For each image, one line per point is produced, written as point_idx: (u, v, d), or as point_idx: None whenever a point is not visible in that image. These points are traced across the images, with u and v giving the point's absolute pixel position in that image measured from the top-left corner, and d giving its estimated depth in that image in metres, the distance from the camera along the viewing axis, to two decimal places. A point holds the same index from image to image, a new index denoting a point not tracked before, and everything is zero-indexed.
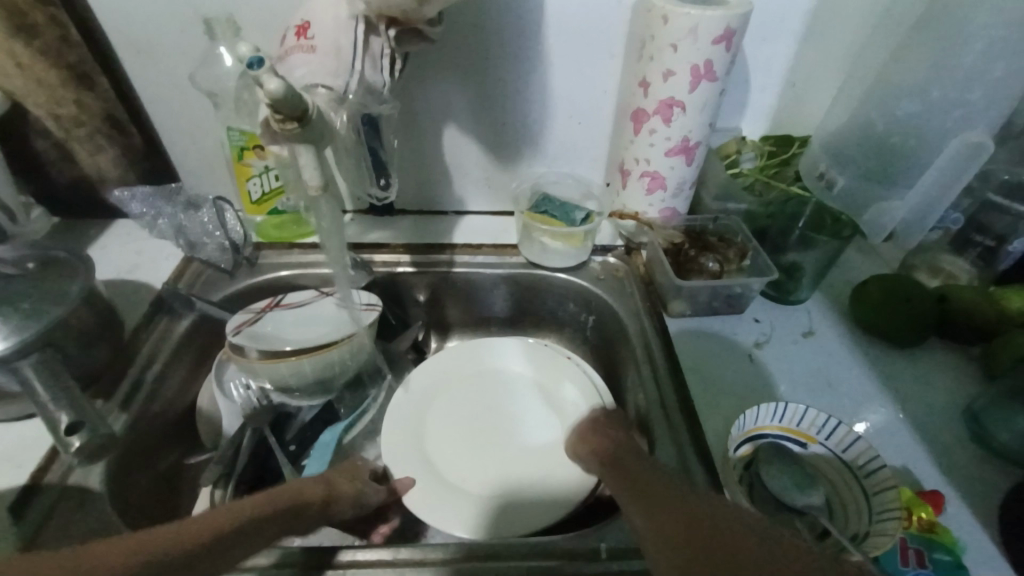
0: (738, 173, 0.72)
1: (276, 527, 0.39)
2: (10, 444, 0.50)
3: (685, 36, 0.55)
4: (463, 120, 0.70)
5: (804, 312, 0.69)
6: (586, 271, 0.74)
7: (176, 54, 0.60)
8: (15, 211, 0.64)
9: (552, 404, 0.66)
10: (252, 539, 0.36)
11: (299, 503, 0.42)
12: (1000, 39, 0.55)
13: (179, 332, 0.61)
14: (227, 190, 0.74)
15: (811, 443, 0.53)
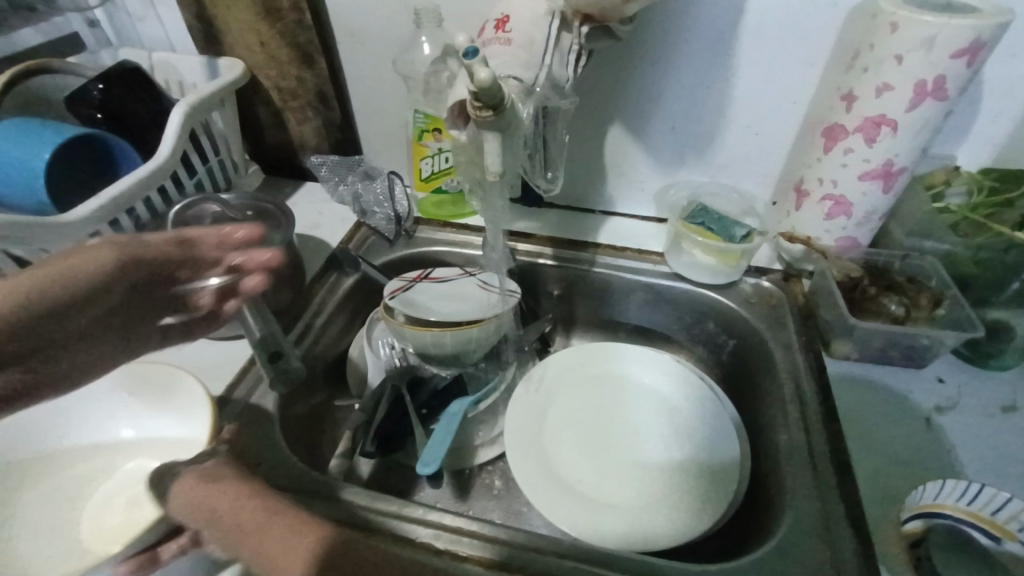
0: (942, 209, 0.61)
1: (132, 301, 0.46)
2: (216, 356, 0.60)
3: (917, 48, 0.48)
4: (630, 121, 0.69)
5: (1005, 385, 0.58)
6: (735, 292, 0.68)
7: (383, 41, 0.67)
8: (238, 164, 0.76)
9: (676, 430, 0.63)
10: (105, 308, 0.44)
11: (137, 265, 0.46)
12: None
13: (344, 288, 0.68)
14: (399, 167, 0.81)
15: (1006, 540, 0.44)
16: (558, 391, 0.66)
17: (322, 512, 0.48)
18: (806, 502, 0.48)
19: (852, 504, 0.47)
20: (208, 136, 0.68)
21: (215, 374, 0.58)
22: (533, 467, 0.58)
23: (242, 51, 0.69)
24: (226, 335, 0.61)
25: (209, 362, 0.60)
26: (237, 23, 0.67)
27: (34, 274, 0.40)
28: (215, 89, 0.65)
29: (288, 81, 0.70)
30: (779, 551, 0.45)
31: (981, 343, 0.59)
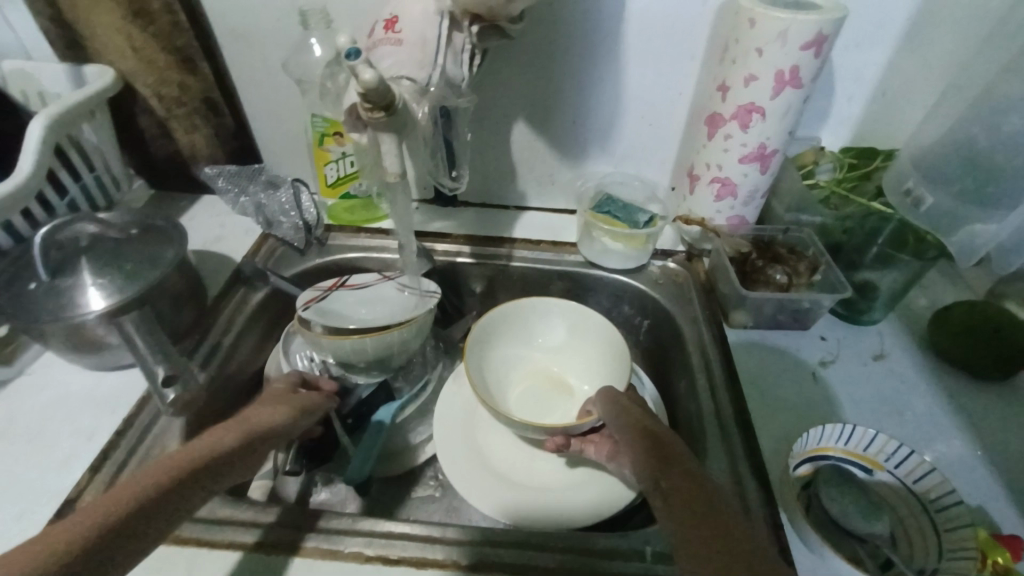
0: (813, 184, 0.69)
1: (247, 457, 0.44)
2: (110, 388, 0.55)
3: (773, 41, 0.53)
4: (532, 117, 0.71)
5: (877, 336, 0.65)
6: (645, 274, 0.72)
7: (270, 42, 0.64)
8: (120, 180, 0.70)
9: None
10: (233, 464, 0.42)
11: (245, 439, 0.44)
12: None
13: (253, 303, 0.65)
14: (305, 173, 0.78)
15: (877, 470, 0.50)
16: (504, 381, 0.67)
17: (237, 538, 0.45)
18: (716, 462, 0.52)
19: (753, 456, 0.52)
20: (80, 151, 0.62)
21: (109, 407, 0.54)
22: (468, 465, 0.59)
23: (112, 57, 0.64)
24: (118, 365, 0.56)
25: (104, 394, 0.55)
26: (103, 25, 0.61)
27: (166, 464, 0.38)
28: (82, 98, 0.59)
29: (169, 87, 0.66)
30: None
31: (854, 301, 0.66)
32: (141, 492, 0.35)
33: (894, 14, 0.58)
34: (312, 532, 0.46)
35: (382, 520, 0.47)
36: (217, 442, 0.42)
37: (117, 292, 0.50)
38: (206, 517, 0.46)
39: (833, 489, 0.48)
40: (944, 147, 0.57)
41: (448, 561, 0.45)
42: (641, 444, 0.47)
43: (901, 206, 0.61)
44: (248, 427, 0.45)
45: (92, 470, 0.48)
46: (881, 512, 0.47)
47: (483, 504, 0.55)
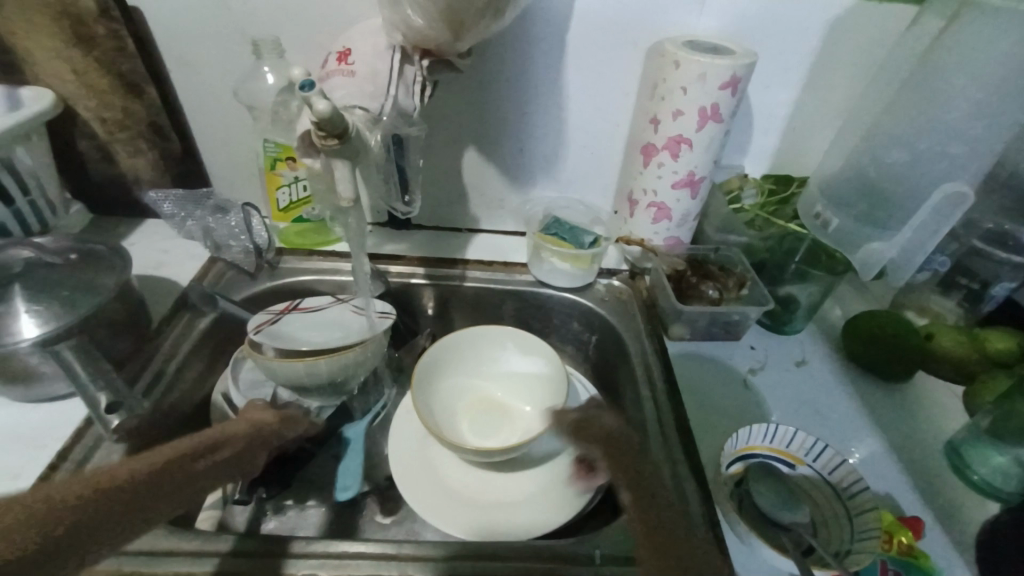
0: (739, 209, 0.75)
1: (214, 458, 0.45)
2: (41, 420, 0.53)
3: (694, 81, 0.60)
4: (482, 145, 0.74)
5: (798, 343, 0.71)
6: (591, 292, 0.76)
7: (221, 70, 0.65)
8: (56, 205, 0.68)
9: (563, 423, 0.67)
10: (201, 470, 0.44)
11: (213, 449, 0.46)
12: (996, 90, 0.55)
13: (200, 328, 0.64)
14: (256, 197, 0.78)
15: (799, 465, 0.55)
16: (452, 399, 0.69)
17: (183, 569, 0.44)
18: (658, 466, 0.56)
19: (691, 459, 0.55)
20: (14, 175, 0.61)
21: (39, 440, 0.51)
22: (425, 486, 0.60)
23: (51, 80, 0.63)
24: (50, 396, 0.54)
25: (34, 428, 0.52)
26: (43, 50, 0.61)
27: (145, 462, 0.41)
28: (19, 122, 0.58)
29: (112, 111, 0.65)
30: None
31: (778, 313, 0.72)
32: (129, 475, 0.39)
33: (796, 60, 0.67)
34: (260, 558, 0.45)
35: (340, 541, 0.47)
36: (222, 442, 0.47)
37: (53, 319, 0.49)
38: (147, 550, 0.45)
39: (764, 485, 0.53)
40: (846, 175, 0.66)
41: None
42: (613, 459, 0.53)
43: (812, 227, 0.69)
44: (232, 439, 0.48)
45: None
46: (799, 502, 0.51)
47: (450, 527, 0.56)
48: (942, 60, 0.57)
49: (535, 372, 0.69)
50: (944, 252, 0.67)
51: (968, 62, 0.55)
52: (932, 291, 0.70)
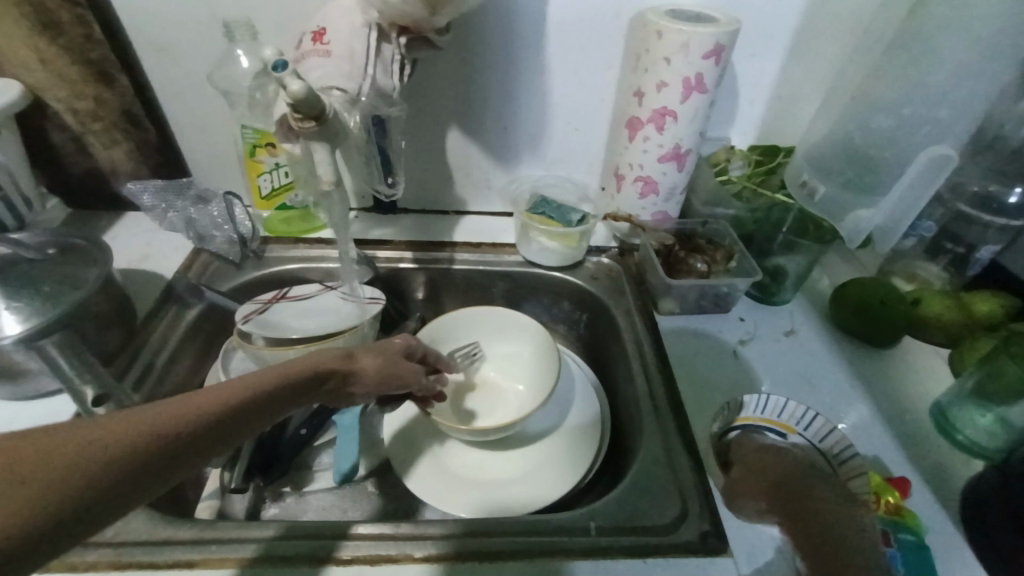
0: (727, 180, 0.75)
1: (316, 389, 0.43)
2: (31, 417, 0.52)
3: (678, 51, 0.59)
4: (465, 125, 0.73)
5: (787, 314, 0.72)
6: (581, 270, 0.76)
7: (192, 54, 0.63)
8: (32, 200, 0.67)
9: (557, 399, 0.67)
10: (302, 393, 0.41)
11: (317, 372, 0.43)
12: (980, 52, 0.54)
13: (188, 320, 0.63)
14: (238, 186, 0.77)
15: (791, 434, 0.56)
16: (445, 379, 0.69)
17: (183, 557, 0.44)
18: (650, 438, 0.56)
19: (684, 430, 0.56)
20: None
21: None
22: (424, 468, 0.60)
23: (18, 71, 0.61)
24: (38, 393, 0.53)
25: (23, 425, 0.52)
26: None
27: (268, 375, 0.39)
28: None
29: (83, 101, 0.64)
30: (637, 481, 0.52)
31: (766, 284, 0.72)
32: (249, 389, 0.37)
33: (780, 27, 0.66)
34: (257, 543, 0.46)
35: (359, 523, 0.48)
36: (290, 376, 0.40)
37: (35, 315, 0.48)
38: (148, 539, 0.45)
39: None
40: (831, 143, 0.66)
41: (403, 556, 0.46)
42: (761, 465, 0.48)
43: (799, 196, 0.69)
44: (344, 369, 0.46)
45: None
46: None
47: (452, 505, 0.56)
48: (925, 21, 0.56)
49: (526, 351, 0.69)
50: (931, 217, 0.68)
51: (949, 23, 0.54)
52: (919, 256, 0.71)
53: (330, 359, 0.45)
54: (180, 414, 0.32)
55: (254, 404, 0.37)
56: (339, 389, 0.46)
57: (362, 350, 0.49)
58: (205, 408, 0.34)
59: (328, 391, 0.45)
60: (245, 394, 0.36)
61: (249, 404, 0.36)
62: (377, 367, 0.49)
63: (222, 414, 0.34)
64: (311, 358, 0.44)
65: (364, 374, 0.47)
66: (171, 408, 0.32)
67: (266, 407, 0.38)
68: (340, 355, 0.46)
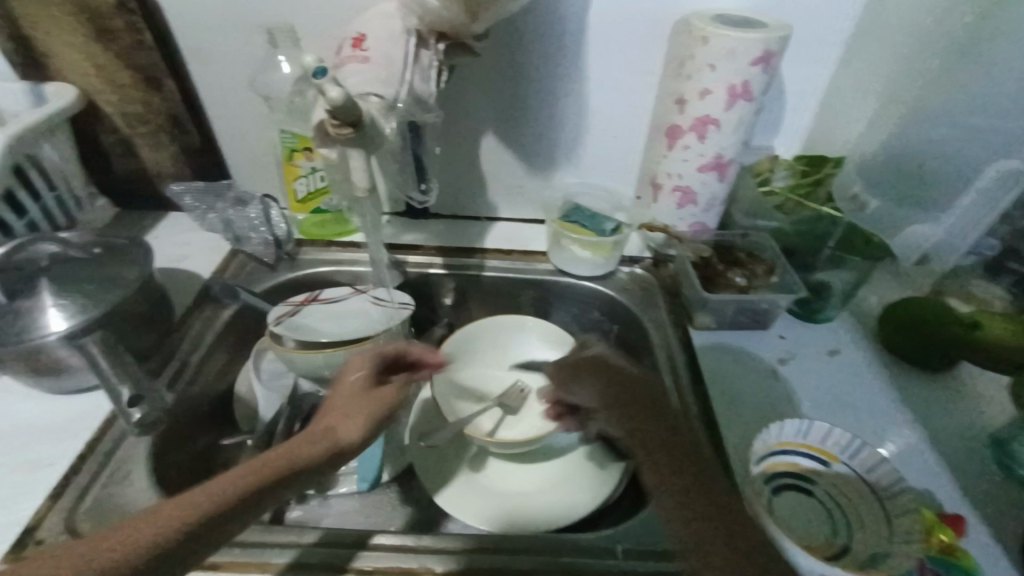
0: (769, 191, 0.72)
1: (311, 468, 0.40)
2: (72, 410, 0.54)
3: (723, 57, 0.57)
4: (500, 131, 0.72)
5: (831, 333, 0.68)
6: (613, 280, 0.74)
7: (236, 60, 0.65)
8: (82, 199, 0.69)
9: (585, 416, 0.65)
10: (292, 480, 0.38)
11: (303, 456, 0.40)
12: None
13: (222, 320, 0.65)
14: (275, 189, 0.78)
15: (834, 462, 0.53)
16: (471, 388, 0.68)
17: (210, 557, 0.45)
18: None
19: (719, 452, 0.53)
20: (40, 170, 0.62)
21: (70, 430, 0.52)
22: (446, 476, 0.59)
23: (73, 75, 0.64)
24: (79, 387, 0.55)
25: (65, 418, 0.54)
26: (63, 45, 0.61)
27: (246, 467, 0.37)
28: (42, 117, 0.59)
29: (132, 104, 0.66)
30: None
31: (810, 301, 0.68)
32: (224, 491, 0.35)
33: (835, 31, 0.63)
34: (277, 548, 0.46)
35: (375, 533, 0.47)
36: (270, 465, 0.38)
37: (79, 312, 0.50)
38: None
39: (786, 498, 0.52)
40: None
41: (423, 569, 0.45)
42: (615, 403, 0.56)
43: (847, 209, 0.70)
44: (335, 443, 0.43)
45: (53, 497, 0.47)
46: (830, 516, 0.50)
47: (468, 517, 0.55)
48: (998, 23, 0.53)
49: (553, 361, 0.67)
50: None
51: None
52: None
53: (316, 439, 0.42)
54: (145, 536, 0.31)
55: (182, 535, 0.32)
56: (334, 456, 0.42)
57: (347, 411, 0.46)
58: (156, 529, 0.32)
59: (326, 464, 0.42)
60: (219, 496, 0.34)
61: (225, 509, 0.34)
62: (365, 430, 0.45)
63: (177, 530, 0.32)
64: (294, 443, 0.41)
65: (356, 443, 0.44)
66: (139, 530, 0.32)
67: (249, 506, 0.35)
68: (321, 428, 0.44)
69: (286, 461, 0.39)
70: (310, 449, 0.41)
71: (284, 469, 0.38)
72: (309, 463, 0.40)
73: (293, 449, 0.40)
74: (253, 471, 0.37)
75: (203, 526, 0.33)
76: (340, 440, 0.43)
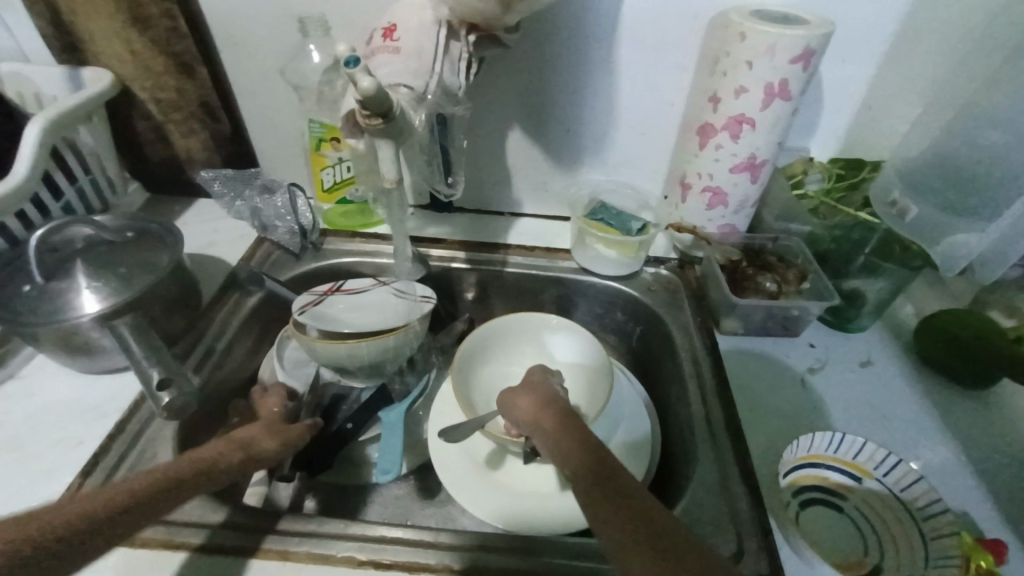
0: (802, 195, 0.70)
1: (224, 471, 0.43)
2: (102, 390, 0.55)
3: (762, 54, 0.55)
4: (527, 126, 0.72)
5: (863, 343, 0.66)
6: (637, 281, 0.73)
7: (268, 48, 0.65)
8: (116, 184, 0.71)
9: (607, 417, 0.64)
10: (205, 480, 0.41)
11: (218, 457, 0.43)
12: None
13: (247, 307, 0.65)
14: (302, 178, 0.79)
15: (866, 478, 0.51)
16: (489, 385, 0.67)
17: (231, 542, 0.45)
18: (705, 466, 0.53)
19: (745, 461, 0.52)
20: (77, 154, 0.63)
21: (100, 409, 0.53)
22: (464, 471, 0.59)
23: (111, 61, 0.65)
24: (110, 368, 0.56)
25: (96, 398, 0.55)
26: (102, 32, 0.62)
27: (162, 467, 0.39)
28: (81, 102, 0.60)
29: (166, 91, 0.67)
30: (689, 513, 0.49)
31: (842, 309, 0.66)
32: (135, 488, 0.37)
33: (878, 29, 0.61)
34: (297, 537, 0.46)
35: (382, 525, 0.47)
36: (185, 463, 0.40)
37: (111, 295, 0.50)
38: (198, 521, 0.46)
39: (815, 512, 0.50)
40: (929, 159, 0.60)
41: (440, 565, 0.45)
42: (546, 421, 0.46)
43: (886, 215, 0.63)
44: (246, 448, 0.46)
45: (83, 475, 0.48)
46: (861, 533, 0.49)
47: (486, 514, 0.55)
48: None
49: (577, 360, 0.67)
50: None
51: None
52: None
53: (230, 446, 0.45)
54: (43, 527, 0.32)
55: (89, 522, 0.34)
56: (248, 462, 0.45)
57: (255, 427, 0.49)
58: (57, 518, 0.33)
59: (239, 468, 0.44)
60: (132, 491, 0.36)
61: (135, 501, 0.36)
62: (275, 441, 0.49)
63: (79, 518, 0.33)
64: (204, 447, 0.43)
65: (266, 450, 0.47)
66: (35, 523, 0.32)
67: (163, 499, 0.38)
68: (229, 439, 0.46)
69: (201, 460, 0.41)
70: (222, 455, 0.43)
71: (197, 468, 0.41)
72: (219, 467, 0.42)
73: (206, 453, 0.43)
74: (166, 471, 0.39)
75: (111, 516, 0.35)
76: (248, 450, 0.46)
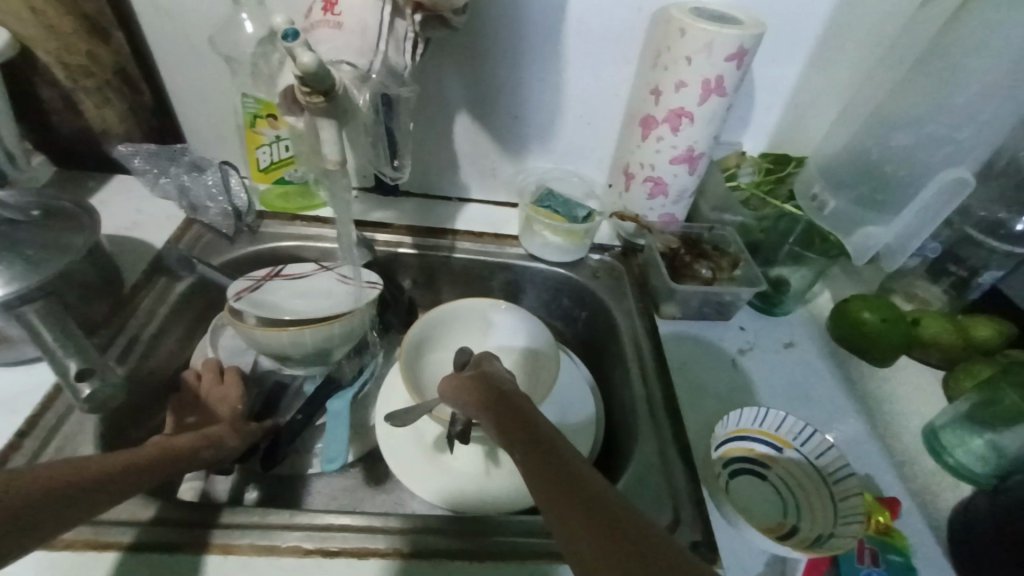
0: (735, 187, 0.73)
1: (197, 458, 0.45)
2: (8, 384, 0.50)
3: (700, 51, 0.57)
4: (474, 111, 0.71)
5: (787, 326, 0.71)
6: (583, 267, 0.75)
7: (194, 15, 0.60)
8: (17, 156, 0.64)
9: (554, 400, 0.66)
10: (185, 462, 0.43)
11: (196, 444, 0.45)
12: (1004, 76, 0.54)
13: (176, 293, 0.61)
14: (235, 157, 0.74)
15: (787, 449, 0.56)
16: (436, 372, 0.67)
17: (166, 539, 0.43)
18: (646, 444, 0.56)
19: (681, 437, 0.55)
20: None
21: (7, 404, 0.49)
22: (413, 457, 0.59)
23: (6, 18, 0.58)
24: (16, 359, 0.51)
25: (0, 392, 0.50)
26: None
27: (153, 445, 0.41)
28: None
29: (75, 56, 0.61)
30: (630, 488, 0.52)
31: (769, 295, 0.71)
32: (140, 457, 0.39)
33: (806, 32, 0.64)
34: (238, 529, 0.44)
35: (329, 513, 0.46)
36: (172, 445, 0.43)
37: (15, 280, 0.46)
38: (127, 519, 0.44)
39: (742, 482, 0.54)
40: (846, 157, 0.66)
41: (390, 549, 0.45)
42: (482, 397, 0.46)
43: (808, 208, 0.67)
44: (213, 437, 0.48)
45: None
46: (781, 499, 0.53)
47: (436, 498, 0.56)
48: (958, 38, 0.55)
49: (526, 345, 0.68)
50: (937, 238, 0.67)
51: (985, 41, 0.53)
52: (922, 277, 0.71)
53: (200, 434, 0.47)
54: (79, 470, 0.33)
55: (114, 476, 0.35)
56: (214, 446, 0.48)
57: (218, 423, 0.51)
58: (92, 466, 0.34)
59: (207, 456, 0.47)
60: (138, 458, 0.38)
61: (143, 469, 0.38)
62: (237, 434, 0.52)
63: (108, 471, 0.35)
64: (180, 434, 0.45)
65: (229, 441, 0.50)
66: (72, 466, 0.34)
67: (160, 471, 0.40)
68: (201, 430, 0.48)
69: (182, 443, 0.44)
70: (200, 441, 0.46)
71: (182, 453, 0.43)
72: (194, 452, 0.45)
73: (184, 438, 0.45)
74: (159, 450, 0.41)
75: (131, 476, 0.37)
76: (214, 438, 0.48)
